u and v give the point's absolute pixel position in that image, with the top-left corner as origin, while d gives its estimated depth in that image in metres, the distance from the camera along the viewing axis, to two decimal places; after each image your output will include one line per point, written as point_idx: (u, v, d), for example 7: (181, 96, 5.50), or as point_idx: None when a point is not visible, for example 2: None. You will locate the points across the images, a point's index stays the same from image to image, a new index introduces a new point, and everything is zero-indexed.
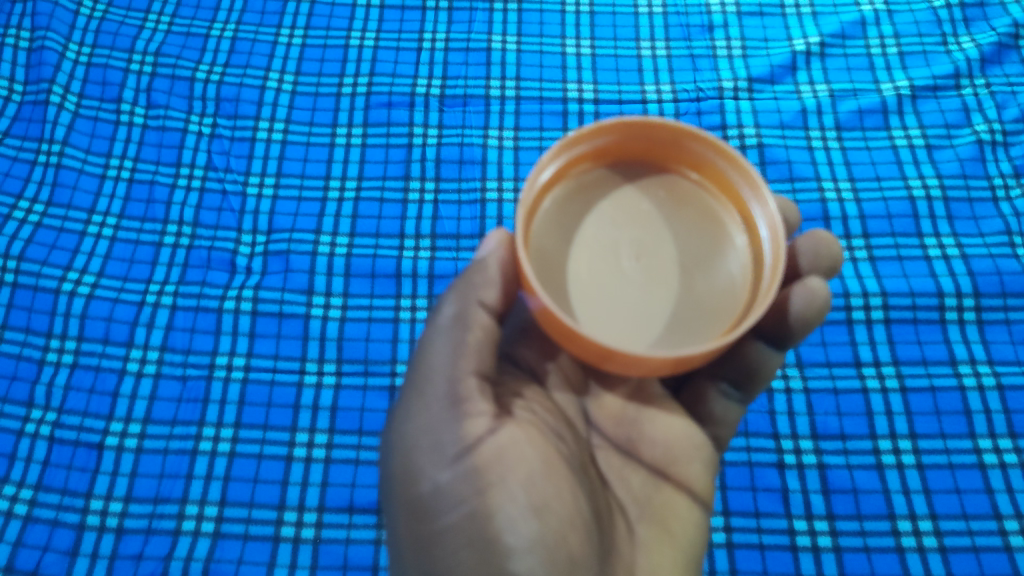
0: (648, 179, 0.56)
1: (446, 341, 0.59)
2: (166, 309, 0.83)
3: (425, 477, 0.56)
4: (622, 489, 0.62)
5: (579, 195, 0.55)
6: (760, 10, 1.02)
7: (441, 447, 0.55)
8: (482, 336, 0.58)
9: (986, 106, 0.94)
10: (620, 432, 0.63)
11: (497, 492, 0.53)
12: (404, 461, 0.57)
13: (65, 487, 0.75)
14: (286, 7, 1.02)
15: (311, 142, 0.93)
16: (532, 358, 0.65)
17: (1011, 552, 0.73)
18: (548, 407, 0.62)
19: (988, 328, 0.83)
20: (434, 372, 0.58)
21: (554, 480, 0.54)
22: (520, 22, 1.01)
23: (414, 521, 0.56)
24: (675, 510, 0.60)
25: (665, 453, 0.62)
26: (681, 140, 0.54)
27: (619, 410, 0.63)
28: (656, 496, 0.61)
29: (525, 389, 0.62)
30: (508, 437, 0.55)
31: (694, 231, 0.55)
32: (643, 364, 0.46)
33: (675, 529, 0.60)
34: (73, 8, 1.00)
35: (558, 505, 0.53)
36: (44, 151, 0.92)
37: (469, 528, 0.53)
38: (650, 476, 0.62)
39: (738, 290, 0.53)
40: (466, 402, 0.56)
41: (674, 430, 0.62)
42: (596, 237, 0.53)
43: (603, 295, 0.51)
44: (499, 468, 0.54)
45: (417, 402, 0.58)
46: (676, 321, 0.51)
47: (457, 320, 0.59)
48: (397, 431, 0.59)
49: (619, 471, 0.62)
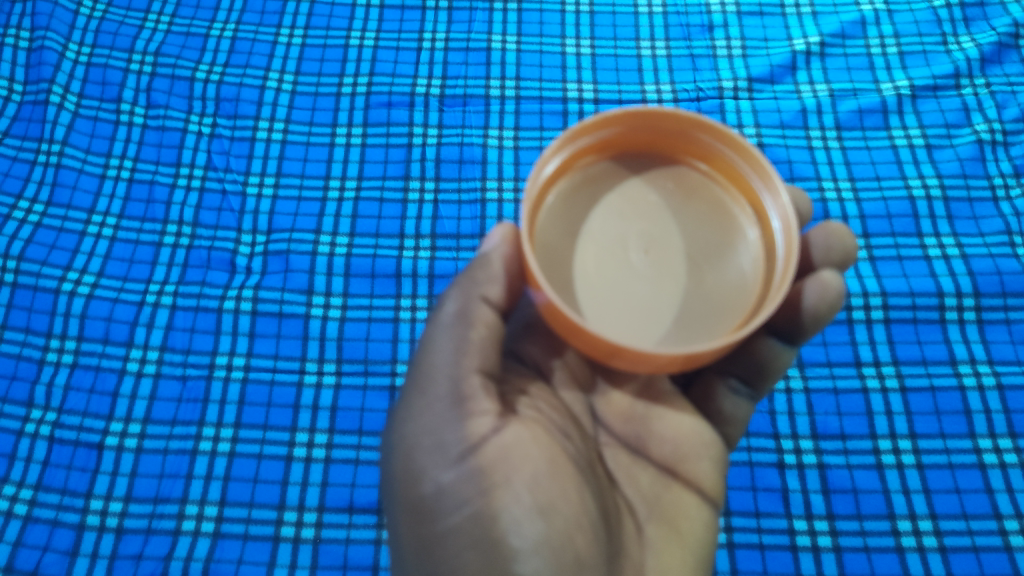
0: (655, 171, 0.56)
1: (448, 338, 0.59)
2: (165, 309, 0.83)
3: (428, 477, 0.56)
4: (630, 487, 0.62)
5: (584, 187, 0.55)
6: (760, 9, 1.02)
7: (443, 447, 0.55)
8: (485, 333, 0.59)
9: (987, 106, 0.94)
10: (628, 429, 0.63)
11: (502, 493, 0.53)
12: (405, 461, 0.57)
13: (66, 486, 0.75)
14: (286, 7, 1.02)
15: (311, 142, 0.93)
16: (538, 355, 0.65)
17: (1011, 552, 0.73)
18: (554, 404, 0.62)
19: (988, 328, 0.83)
20: (436, 370, 0.58)
21: (559, 480, 0.54)
22: (520, 21, 1.01)
23: (417, 522, 0.56)
24: (683, 509, 0.61)
25: (674, 450, 0.62)
26: (688, 131, 0.54)
27: (627, 408, 0.63)
28: (665, 495, 0.61)
29: (529, 386, 0.62)
30: (512, 436, 0.55)
31: (702, 224, 0.55)
32: (652, 360, 0.46)
33: (684, 528, 0.60)
34: (73, 7, 1.00)
35: (564, 505, 0.53)
36: (44, 151, 0.92)
37: (474, 530, 0.53)
38: (658, 474, 0.62)
39: (749, 284, 0.53)
40: (470, 400, 0.56)
41: (683, 427, 0.62)
42: (602, 230, 0.53)
43: (611, 289, 0.52)
44: (504, 468, 0.54)
45: (419, 401, 0.58)
46: (685, 316, 0.51)
47: (460, 316, 0.59)
48: (399, 431, 0.59)
49: (627, 470, 0.62)
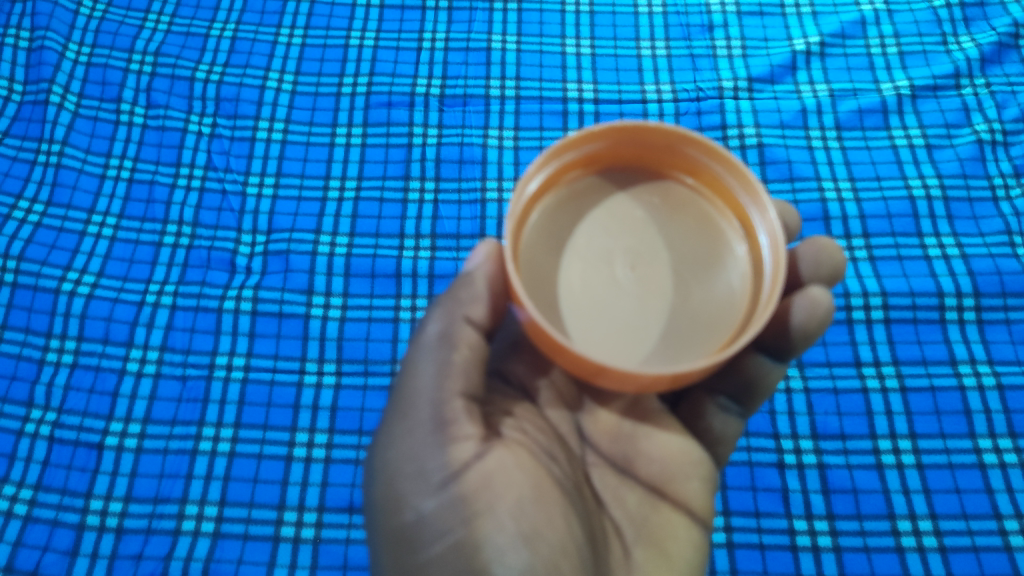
0: (642, 185, 0.56)
1: (431, 360, 0.59)
2: (166, 309, 0.83)
3: (409, 505, 0.56)
4: (617, 509, 0.61)
5: (569, 202, 0.55)
6: (760, 9, 1.02)
7: (425, 475, 0.55)
8: (468, 355, 0.59)
9: (987, 106, 0.94)
10: (616, 448, 0.63)
11: (485, 521, 0.53)
12: (387, 488, 0.57)
13: (65, 486, 0.75)
14: (286, 7, 1.02)
15: (311, 142, 0.93)
16: (523, 374, 0.65)
17: (1011, 552, 0.73)
18: (539, 425, 0.62)
19: (988, 328, 0.83)
20: (419, 395, 0.58)
21: (544, 505, 0.54)
22: (520, 21, 1.01)
23: (399, 551, 0.55)
24: (673, 531, 0.60)
25: (662, 470, 0.62)
26: (675, 145, 0.54)
27: (614, 426, 0.63)
28: (653, 516, 0.61)
29: (515, 407, 0.62)
30: (495, 462, 0.55)
31: (690, 238, 0.55)
32: (635, 379, 0.45)
33: (673, 552, 0.59)
34: (73, 8, 1.00)
35: (550, 532, 0.53)
36: (44, 151, 0.92)
37: (456, 560, 0.52)
38: (647, 496, 0.62)
39: (738, 300, 0.53)
40: (452, 425, 0.56)
41: (671, 447, 0.62)
42: (588, 246, 0.53)
43: (596, 311, 0.51)
44: (487, 495, 0.54)
45: (400, 426, 0.58)
46: (671, 332, 0.51)
47: (443, 338, 0.60)
48: (380, 457, 0.59)
49: (615, 491, 0.62)
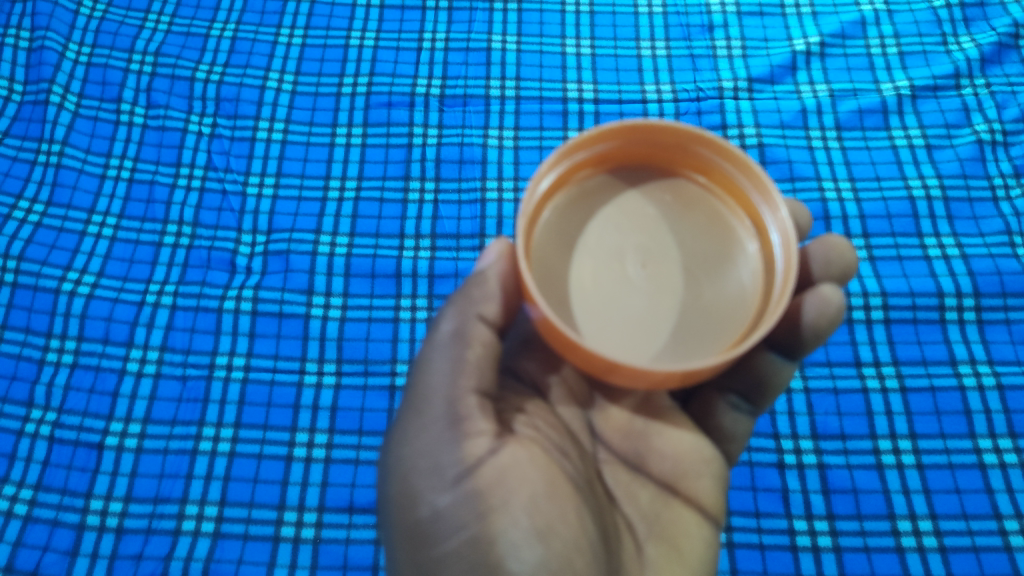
0: (654, 184, 0.56)
1: (445, 357, 0.59)
2: (166, 309, 0.83)
3: (424, 501, 0.55)
4: (629, 505, 0.61)
5: (581, 201, 0.55)
6: (760, 9, 1.02)
7: (440, 470, 0.55)
8: (481, 352, 0.59)
9: (986, 106, 0.94)
10: (627, 445, 0.63)
11: (500, 516, 0.52)
12: (403, 484, 0.57)
13: (65, 486, 0.75)
14: (286, 7, 1.02)
15: (311, 142, 0.93)
16: (534, 372, 0.65)
17: (1011, 552, 0.73)
18: (551, 421, 0.62)
19: (988, 328, 0.83)
20: (433, 391, 0.59)
21: (557, 501, 0.54)
22: (520, 22, 1.01)
23: (414, 547, 0.55)
24: (684, 527, 0.60)
25: (674, 466, 0.62)
26: (687, 144, 0.54)
27: (625, 423, 0.63)
28: (665, 513, 0.61)
29: (527, 404, 0.62)
30: (509, 457, 0.55)
31: (701, 236, 0.54)
32: (647, 376, 0.45)
33: (685, 548, 0.59)
34: (73, 7, 1.00)
35: (563, 527, 0.53)
36: (44, 151, 0.92)
37: (470, 555, 0.52)
38: (658, 492, 0.62)
39: (748, 298, 0.53)
40: (467, 421, 0.57)
41: (683, 444, 0.62)
42: (599, 244, 0.53)
43: (608, 307, 0.51)
44: (501, 491, 0.53)
45: (415, 423, 0.59)
46: (682, 329, 0.51)
47: (457, 335, 0.60)
48: (395, 454, 0.59)
49: (626, 487, 0.62)
